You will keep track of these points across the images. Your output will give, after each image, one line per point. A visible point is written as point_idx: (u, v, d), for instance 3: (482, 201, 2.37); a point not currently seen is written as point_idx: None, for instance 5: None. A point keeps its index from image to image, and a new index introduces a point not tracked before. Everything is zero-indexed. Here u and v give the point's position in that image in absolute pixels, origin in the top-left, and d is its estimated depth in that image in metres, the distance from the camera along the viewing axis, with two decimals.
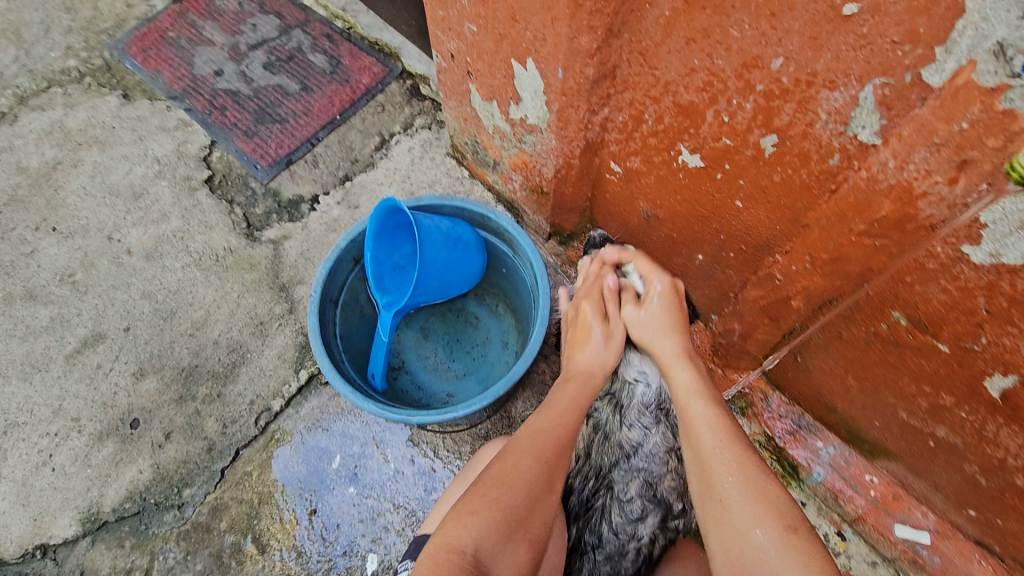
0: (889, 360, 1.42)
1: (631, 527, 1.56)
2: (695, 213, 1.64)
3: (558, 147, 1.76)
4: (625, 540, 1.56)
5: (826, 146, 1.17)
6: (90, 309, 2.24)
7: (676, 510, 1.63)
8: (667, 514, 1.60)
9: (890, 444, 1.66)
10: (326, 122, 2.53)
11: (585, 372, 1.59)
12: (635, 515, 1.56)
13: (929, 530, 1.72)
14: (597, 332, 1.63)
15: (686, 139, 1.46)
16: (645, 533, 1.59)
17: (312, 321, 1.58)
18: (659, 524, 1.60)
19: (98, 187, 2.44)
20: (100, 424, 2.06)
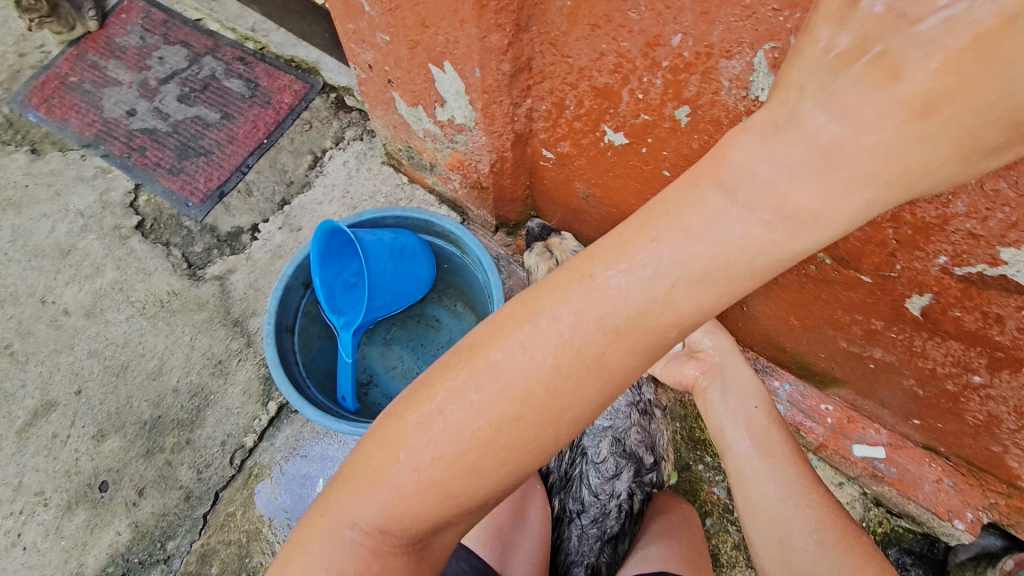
0: (822, 297, 1.53)
1: (609, 485, 1.75)
2: (628, 186, 1.70)
3: (489, 143, 1.79)
4: (605, 499, 1.75)
5: (734, 110, 1.25)
6: (34, 378, 2.14)
7: (649, 463, 1.78)
8: (640, 468, 1.76)
9: (836, 373, 1.78)
10: (253, 148, 2.47)
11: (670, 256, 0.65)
12: (610, 473, 1.75)
13: (883, 444, 1.85)
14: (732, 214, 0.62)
15: (608, 120, 1.52)
16: (624, 489, 1.75)
17: (270, 354, 1.57)
18: (634, 479, 1.76)
19: (21, 250, 2.32)
20: (66, 494, 1.99)
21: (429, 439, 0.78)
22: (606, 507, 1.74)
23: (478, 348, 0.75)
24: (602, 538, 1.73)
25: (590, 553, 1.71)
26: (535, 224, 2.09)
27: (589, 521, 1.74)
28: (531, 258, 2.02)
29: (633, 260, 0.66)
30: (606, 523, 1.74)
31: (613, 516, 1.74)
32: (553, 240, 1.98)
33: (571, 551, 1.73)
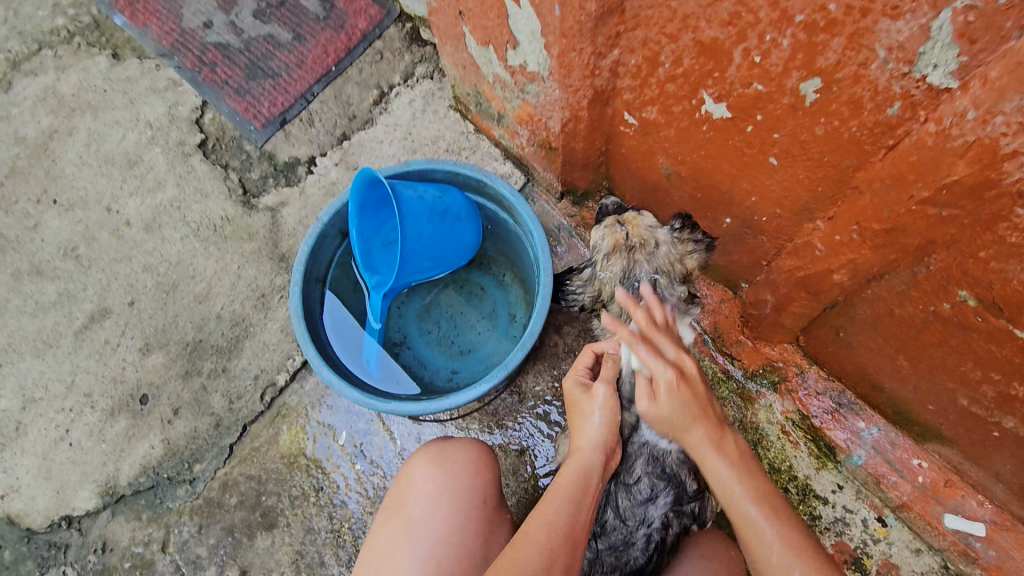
0: (950, 344, 1.22)
1: (641, 510, 1.54)
2: (721, 170, 1.41)
3: (563, 98, 1.54)
4: (633, 526, 1.54)
5: (884, 92, 0.93)
6: (95, 284, 2.21)
7: (691, 490, 1.59)
8: (680, 495, 1.57)
9: (944, 429, 1.47)
10: (320, 75, 2.34)
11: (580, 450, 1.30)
12: (644, 497, 1.54)
13: (985, 521, 1.54)
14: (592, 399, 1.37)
15: (709, 85, 1.22)
16: (657, 517, 1.55)
17: (295, 305, 1.47)
18: (671, 506, 1.56)
19: (94, 155, 2.35)
20: (111, 399, 2.07)
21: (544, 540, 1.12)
22: (631, 536, 1.53)
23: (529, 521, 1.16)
24: (619, 568, 1.51)
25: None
26: (609, 202, 1.76)
27: (606, 547, 1.53)
28: (596, 232, 1.70)
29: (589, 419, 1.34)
30: (627, 554, 1.52)
31: (639, 547, 1.52)
32: (628, 214, 1.64)
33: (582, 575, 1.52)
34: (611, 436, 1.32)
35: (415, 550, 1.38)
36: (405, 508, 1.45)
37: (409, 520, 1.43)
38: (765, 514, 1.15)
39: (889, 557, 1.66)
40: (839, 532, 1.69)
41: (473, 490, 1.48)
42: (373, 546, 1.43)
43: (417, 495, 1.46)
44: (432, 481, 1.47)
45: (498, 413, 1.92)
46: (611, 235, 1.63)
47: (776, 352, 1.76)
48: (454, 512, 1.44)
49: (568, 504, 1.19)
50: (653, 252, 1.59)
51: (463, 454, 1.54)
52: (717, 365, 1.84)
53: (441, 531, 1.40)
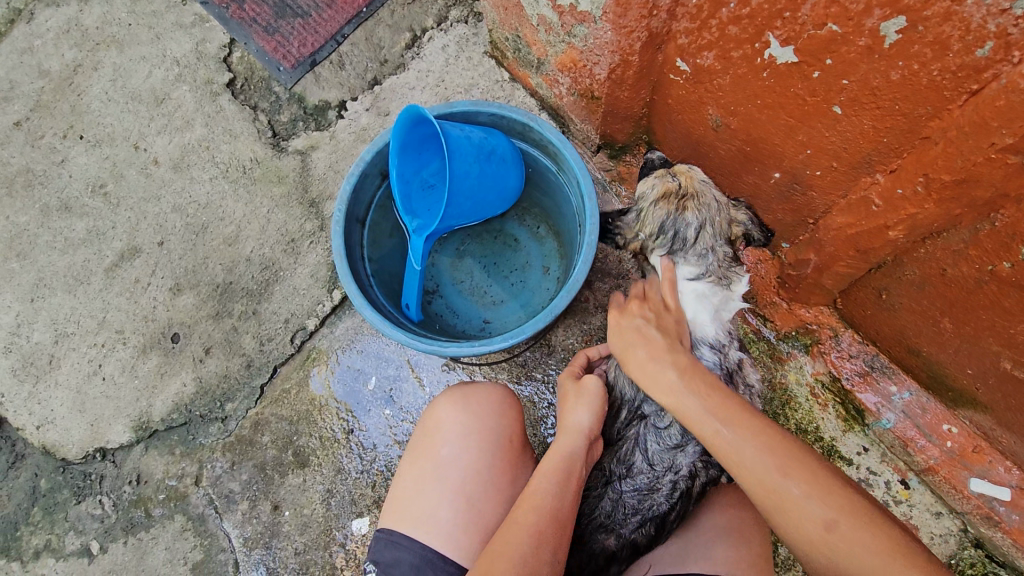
0: (1002, 306, 1.22)
1: (669, 455, 1.53)
2: (777, 121, 1.37)
3: (614, 42, 1.49)
4: (660, 472, 1.53)
5: (977, 31, 0.89)
6: (124, 223, 2.20)
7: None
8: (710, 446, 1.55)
9: (979, 394, 1.48)
10: (352, 16, 2.27)
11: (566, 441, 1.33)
12: (673, 441, 1.53)
13: (1010, 486, 1.56)
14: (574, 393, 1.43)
15: (777, 27, 1.17)
16: (685, 466, 1.54)
17: (337, 244, 1.46)
18: (700, 456, 1.54)
19: (120, 91, 2.31)
20: (143, 337, 2.10)
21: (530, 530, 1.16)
22: (657, 482, 1.52)
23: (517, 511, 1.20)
24: (641, 512, 1.50)
25: (624, 523, 1.50)
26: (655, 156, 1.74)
27: (631, 489, 1.52)
28: (643, 183, 1.67)
29: (575, 410, 1.39)
30: (651, 499, 1.52)
31: (662, 492, 1.52)
32: (680, 167, 1.63)
33: (603, 514, 1.52)
34: (592, 424, 1.36)
35: (443, 489, 1.37)
36: (431, 450, 1.43)
37: (436, 460, 1.41)
38: (763, 456, 1.05)
39: (910, 519, 1.70)
40: None
41: (500, 430, 1.46)
42: (399, 486, 1.42)
43: (443, 436, 1.44)
44: (458, 422, 1.45)
45: (526, 365, 1.93)
46: (660, 184, 1.61)
47: (811, 314, 1.76)
48: (484, 452, 1.42)
49: (556, 488, 1.23)
50: (705, 201, 1.57)
51: (490, 394, 1.52)
52: (750, 326, 1.83)
53: (469, 470, 1.39)
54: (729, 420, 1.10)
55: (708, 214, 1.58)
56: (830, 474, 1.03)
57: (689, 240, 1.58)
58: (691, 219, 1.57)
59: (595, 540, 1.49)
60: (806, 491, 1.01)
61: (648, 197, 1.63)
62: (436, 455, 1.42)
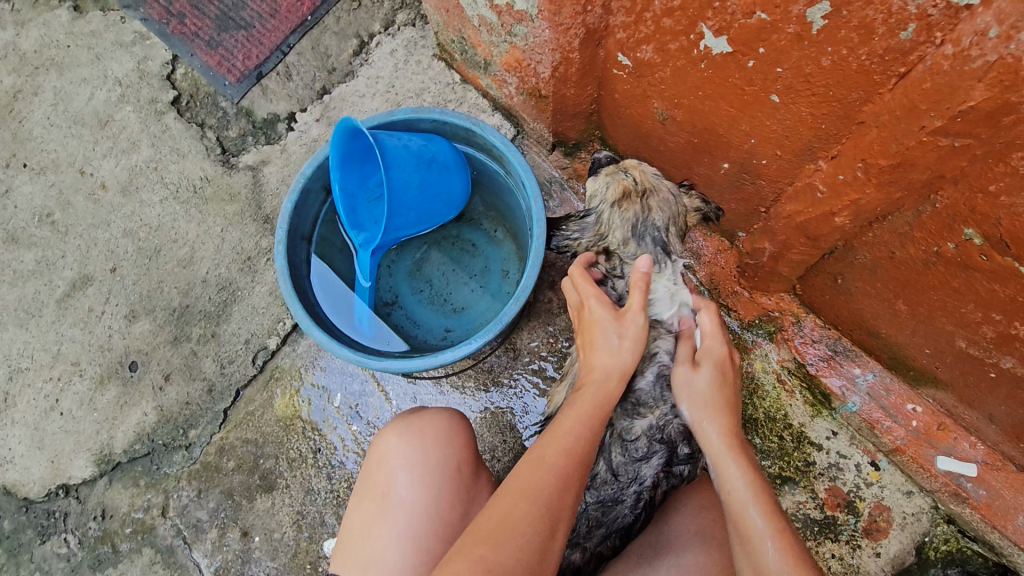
0: (951, 285, 1.20)
1: (634, 467, 1.51)
2: (719, 112, 1.35)
3: (553, 40, 1.46)
4: (624, 483, 1.51)
5: (898, 14, 0.87)
6: (74, 251, 2.14)
7: (685, 455, 1.53)
8: (673, 458, 1.52)
9: (939, 373, 1.47)
10: (296, 25, 2.22)
11: (598, 379, 1.25)
12: (638, 454, 1.50)
13: (976, 462, 1.56)
14: (608, 326, 1.30)
15: (709, 17, 1.15)
16: (649, 476, 1.51)
17: (280, 263, 1.42)
18: (663, 467, 1.51)
19: (62, 116, 2.24)
20: (100, 368, 2.04)
21: (553, 473, 1.08)
22: (620, 493, 1.51)
23: (540, 450, 1.13)
24: (605, 524, 1.50)
25: (588, 536, 1.50)
26: (604, 156, 1.69)
27: (594, 501, 1.52)
28: (596, 182, 1.62)
29: (608, 344, 1.28)
30: (613, 509, 1.51)
31: (626, 504, 1.50)
32: (628, 163, 1.59)
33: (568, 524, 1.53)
34: (631, 365, 1.27)
35: (392, 530, 1.34)
36: (379, 492, 1.39)
37: (386, 499, 1.37)
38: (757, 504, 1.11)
39: (882, 500, 1.70)
40: (833, 477, 1.72)
41: (448, 462, 1.41)
42: (351, 526, 1.40)
43: (390, 478, 1.39)
44: (405, 456, 1.40)
45: (492, 371, 1.90)
46: (617, 183, 1.55)
47: (772, 302, 1.75)
48: (432, 488, 1.37)
49: (589, 431, 1.17)
50: (664, 197, 1.54)
51: (436, 425, 1.45)
52: None
53: (417, 508, 1.35)
54: (729, 441, 1.21)
55: (670, 211, 1.55)
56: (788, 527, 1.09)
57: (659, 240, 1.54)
58: (658, 220, 1.53)
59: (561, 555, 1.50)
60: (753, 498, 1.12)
61: (606, 197, 1.57)
62: (386, 496, 1.38)
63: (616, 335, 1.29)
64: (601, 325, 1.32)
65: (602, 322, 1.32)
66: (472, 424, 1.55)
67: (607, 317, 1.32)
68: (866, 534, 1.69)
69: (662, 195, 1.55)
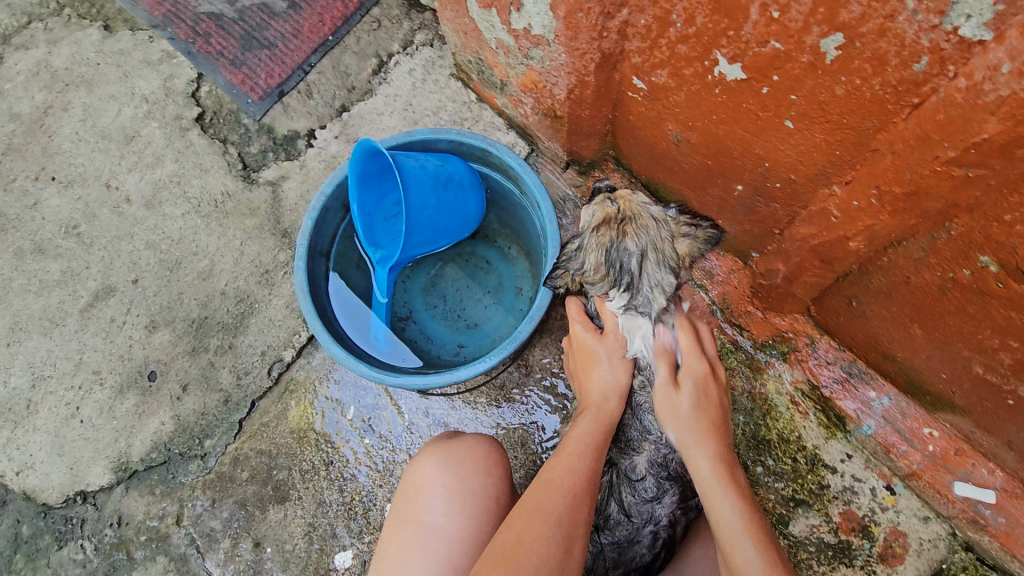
0: (967, 311, 1.20)
1: (647, 507, 1.47)
2: (734, 136, 1.37)
3: (569, 63, 1.48)
4: (639, 524, 1.48)
5: (911, 46, 0.88)
6: (97, 262, 2.19)
7: (694, 487, 1.53)
8: (683, 490, 1.51)
9: (956, 398, 1.46)
10: (318, 45, 2.27)
11: (596, 403, 1.36)
12: (650, 495, 1.46)
13: (995, 488, 1.54)
14: (599, 354, 1.42)
15: (723, 45, 1.17)
16: (664, 515, 1.50)
17: (299, 279, 1.45)
18: (675, 503, 1.50)
19: (90, 131, 2.31)
20: (120, 377, 2.08)
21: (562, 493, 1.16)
22: (636, 534, 1.48)
23: (547, 472, 1.22)
24: (622, 563, 1.49)
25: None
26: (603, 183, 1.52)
27: (610, 543, 1.49)
28: (587, 208, 1.49)
29: (602, 370, 1.40)
30: (631, 550, 1.49)
31: (644, 543, 1.48)
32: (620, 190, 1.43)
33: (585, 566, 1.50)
34: (625, 384, 1.40)
35: (428, 556, 1.35)
36: (415, 519, 1.40)
37: (422, 526, 1.38)
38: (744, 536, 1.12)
39: (898, 525, 1.67)
40: (848, 501, 1.70)
41: (486, 491, 1.43)
42: (384, 549, 1.40)
43: (428, 505, 1.40)
44: (442, 484, 1.42)
45: (504, 387, 1.91)
46: (600, 210, 1.41)
47: (786, 324, 1.75)
48: (469, 518, 1.39)
49: (593, 451, 1.25)
50: (646, 226, 1.37)
51: (477, 454, 1.47)
52: (726, 337, 1.81)
53: (454, 537, 1.37)
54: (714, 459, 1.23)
55: (651, 241, 1.37)
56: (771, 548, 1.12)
57: (631, 272, 1.37)
58: (631, 247, 1.36)
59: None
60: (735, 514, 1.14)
61: (589, 225, 1.45)
62: (421, 525, 1.38)
63: (606, 360, 1.42)
64: (591, 355, 1.43)
65: (592, 351, 1.44)
66: (506, 452, 1.56)
67: (596, 344, 1.44)
68: (881, 560, 1.67)
69: (645, 225, 1.37)
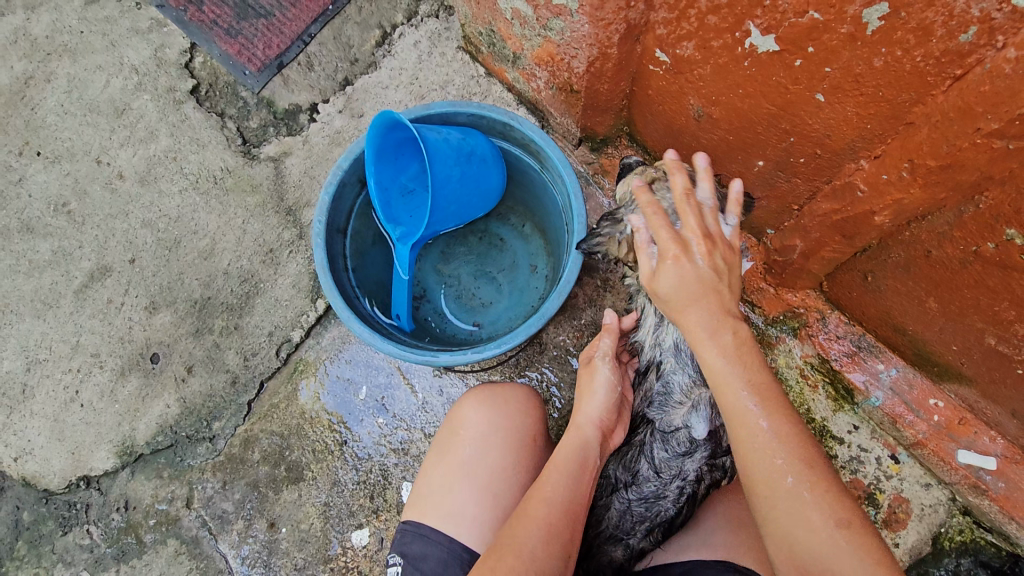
0: (987, 284, 1.23)
1: (677, 462, 1.49)
2: (759, 110, 1.36)
3: (592, 35, 1.46)
4: (668, 479, 1.48)
5: (960, 17, 0.89)
6: (91, 241, 2.11)
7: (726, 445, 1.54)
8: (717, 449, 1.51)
9: (964, 368, 1.51)
10: (318, 15, 2.19)
11: (581, 425, 1.30)
12: (681, 449, 1.49)
13: (997, 455, 1.60)
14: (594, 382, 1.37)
15: (757, 15, 1.16)
16: (693, 471, 1.50)
17: (319, 256, 1.41)
18: (708, 460, 1.50)
19: (76, 103, 2.20)
20: (120, 359, 2.02)
21: (539, 522, 1.11)
22: (664, 490, 1.48)
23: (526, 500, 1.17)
24: (648, 518, 1.46)
25: (631, 532, 1.46)
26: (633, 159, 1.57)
27: (637, 498, 1.48)
28: (625, 185, 1.46)
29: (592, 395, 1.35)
30: (658, 505, 1.47)
31: (670, 498, 1.47)
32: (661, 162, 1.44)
33: (610, 521, 1.49)
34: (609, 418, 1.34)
35: (469, 486, 1.35)
36: (455, 449, 1.40)
37: (462, 457, 1.39)
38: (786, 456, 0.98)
39: (901, 492, 1.74)
40: (854, 470, 1.76)
41: (526, 430, 1.46)
42: (424, 479, 1.40)
43: (470, 438, 1.41)
44: (486, 420, 1.43)
45: (519, 365, 1.91)
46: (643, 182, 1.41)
47: (797, 299, 1.78)
48: (510, 449, 1.41)
49: (569, 480, 1.19)
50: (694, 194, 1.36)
51: (519, 395, 1.51)
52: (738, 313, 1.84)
53: (495, 468, 1.38)
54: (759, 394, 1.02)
55: None
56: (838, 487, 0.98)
57: None
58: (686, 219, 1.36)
59: (604, 551, 1.48)
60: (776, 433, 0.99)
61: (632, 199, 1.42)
62: (464, 456, 1.39)
63: (593, 389, 1.36)
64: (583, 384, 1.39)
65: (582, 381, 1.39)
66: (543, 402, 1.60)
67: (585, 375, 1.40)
68: (885, 526, 1.74)
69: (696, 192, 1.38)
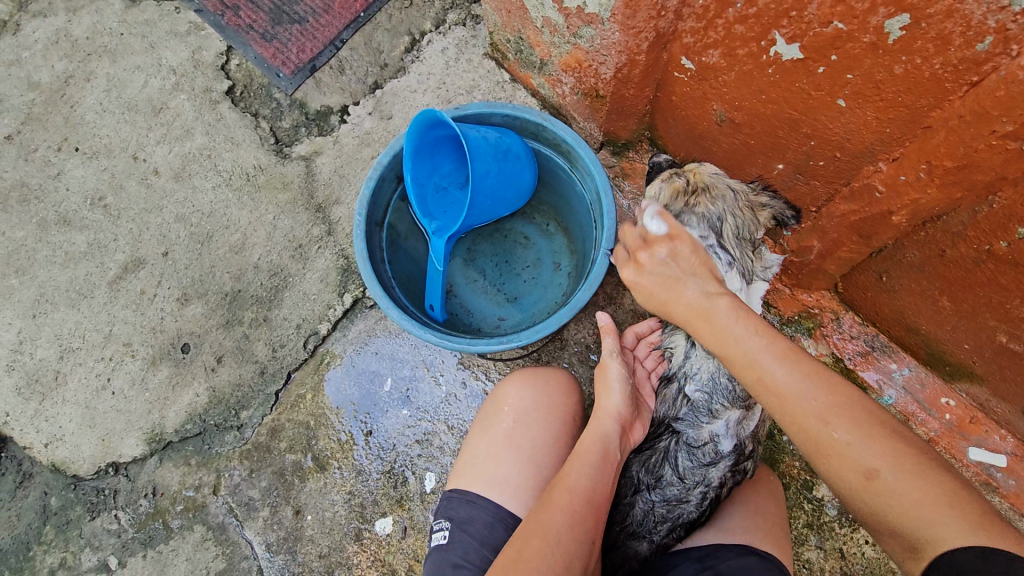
0: (1000, 282, 1.29)
1: (701, 472, 1.52)
2: (781, 115, 1.43)
3: (621, 42, 1.53)
4: (691, 485, 1.52)
5: (978, 27, 0.96)
6: (125, 234, 2.18)
7: (748, 452, 1.59)
8: (739, 457, 1.56)
9: (976, 367, 1.56)
10: (350, 21, 2.28)
11: (600, 416, 1.36)
12: (706, 459, 1.52)
13: (1006, 453, 1.65)
14: (609, 378, 1.43)
15: (784, 25, 1.23)
16: (716, 478, 1.54)
17: (359, 247, 1.48)
18: (731, 468, 1.55)
19: (115, 102, 2.28)
20: (151, 348, 2.08)
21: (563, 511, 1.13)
22: (686, 494, 1.51)
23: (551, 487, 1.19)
24: (670, 520, 1.50)
25: (653, 530, 1.50)
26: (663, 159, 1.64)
27: (660, 500, 1.51)
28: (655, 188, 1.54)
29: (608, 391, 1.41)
30: (680, 509, 1.51)
31: (692, 502, 1.51)
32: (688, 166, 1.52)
33: (632, 522, 1.51)
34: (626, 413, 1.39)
35: (510, 458, 1.40)
36: (497, 422, 1.46)
37: (504, 430, 1.44)
38: (809, 391, 1.00)
39: None
40: None
41: (568, 410, 1.51)
42: (468, 451, 1.46)
43: (512, 413, 1.47)
44: (529, 398, 1.49)
45: (540, 360, 1.97)
46: (668, 185, 1.49)
47: (813, 300, 1.84)
48: (551, 427, 1.47)
49: (591, 470, 1.21)
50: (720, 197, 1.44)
51: (560, 376, 1.57)
52: None
53: (537, 442, 1.44)
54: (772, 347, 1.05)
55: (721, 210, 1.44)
56: (866, 409, 0.98)
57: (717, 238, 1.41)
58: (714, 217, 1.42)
59: (628, 545, 1.51)
60: (797, 380, 1.01)
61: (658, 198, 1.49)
62: (502, 429, 1.45)
63: (609, 385, 1.42)
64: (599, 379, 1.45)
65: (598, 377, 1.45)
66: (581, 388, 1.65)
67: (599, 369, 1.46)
68: None
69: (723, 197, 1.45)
